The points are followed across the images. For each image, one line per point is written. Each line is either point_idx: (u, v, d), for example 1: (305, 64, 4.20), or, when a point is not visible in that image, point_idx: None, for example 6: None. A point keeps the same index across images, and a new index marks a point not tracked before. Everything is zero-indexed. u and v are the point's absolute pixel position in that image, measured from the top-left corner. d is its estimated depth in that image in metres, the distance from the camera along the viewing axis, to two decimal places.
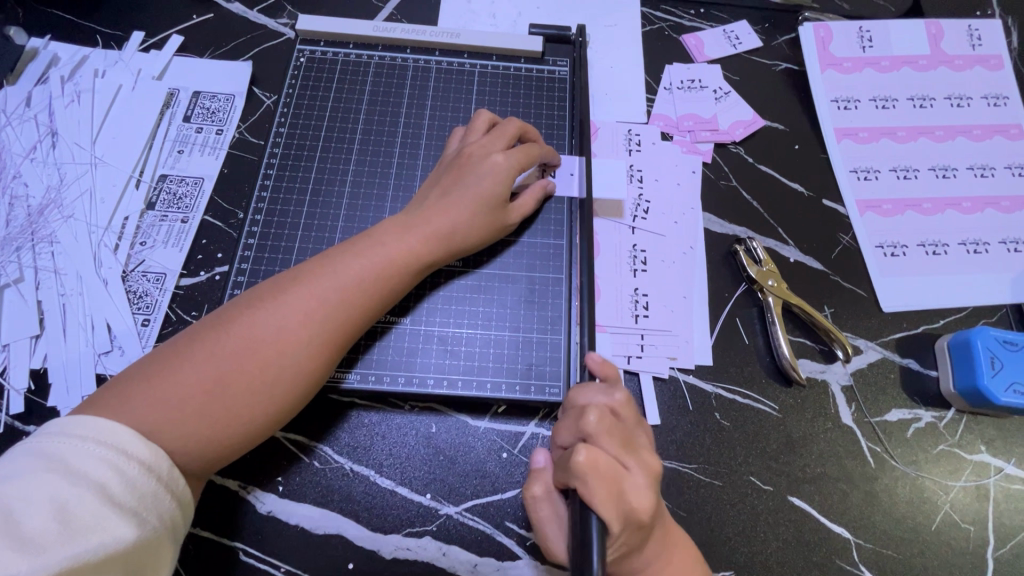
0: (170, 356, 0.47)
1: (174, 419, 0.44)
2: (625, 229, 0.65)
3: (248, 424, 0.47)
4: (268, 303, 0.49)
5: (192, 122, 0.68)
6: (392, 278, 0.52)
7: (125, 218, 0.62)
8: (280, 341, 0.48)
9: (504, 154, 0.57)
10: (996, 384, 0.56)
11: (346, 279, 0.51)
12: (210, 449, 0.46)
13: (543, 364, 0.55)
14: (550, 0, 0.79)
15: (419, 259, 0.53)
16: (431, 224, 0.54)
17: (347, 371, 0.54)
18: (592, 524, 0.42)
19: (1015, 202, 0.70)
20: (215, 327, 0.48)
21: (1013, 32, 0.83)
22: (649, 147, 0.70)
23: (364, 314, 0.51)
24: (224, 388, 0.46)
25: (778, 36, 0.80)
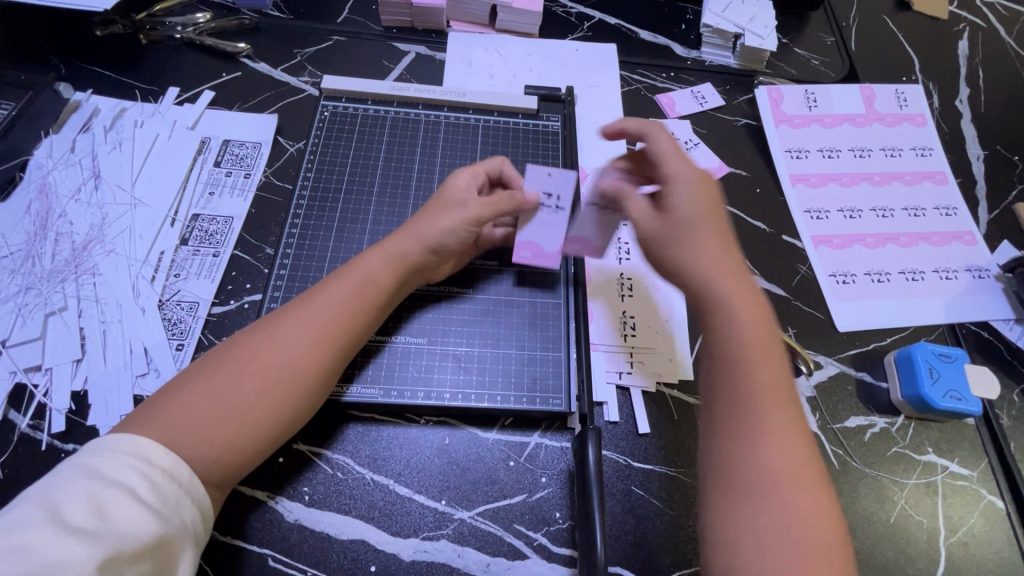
0: (182, 384, 0.52)
1: (190, 434, 0.49)
2: (613, 260, 0.73)
3: (259, 431, 0.52)
4: (268, 328, 0.55)
5: (223, 167, 0.75)
6: (380, 288, 0.59)
7: (161, 252, 0.68)
8: (282, 354, 0.54)
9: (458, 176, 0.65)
10: (935, 391, 0.65)
11: (338, 293, 0.57)
12: (228, 459, 0.50)
13: (546, 377, 0.62)
14: (541, 65, 0.91)
15: (400, 268, 0.60)
16: (409, 235, 0.61)
17: (347, 385, 0.60)
18: (589, 444, 0.56)
19: (943, 237, 0.82)
20: (222, 355, 0.54)
21: (934, 94, 0.98)
22: None
23: (356, 321, 0.57)
24: (233, 401, 0.51)
25: (738, 95, 0.93)
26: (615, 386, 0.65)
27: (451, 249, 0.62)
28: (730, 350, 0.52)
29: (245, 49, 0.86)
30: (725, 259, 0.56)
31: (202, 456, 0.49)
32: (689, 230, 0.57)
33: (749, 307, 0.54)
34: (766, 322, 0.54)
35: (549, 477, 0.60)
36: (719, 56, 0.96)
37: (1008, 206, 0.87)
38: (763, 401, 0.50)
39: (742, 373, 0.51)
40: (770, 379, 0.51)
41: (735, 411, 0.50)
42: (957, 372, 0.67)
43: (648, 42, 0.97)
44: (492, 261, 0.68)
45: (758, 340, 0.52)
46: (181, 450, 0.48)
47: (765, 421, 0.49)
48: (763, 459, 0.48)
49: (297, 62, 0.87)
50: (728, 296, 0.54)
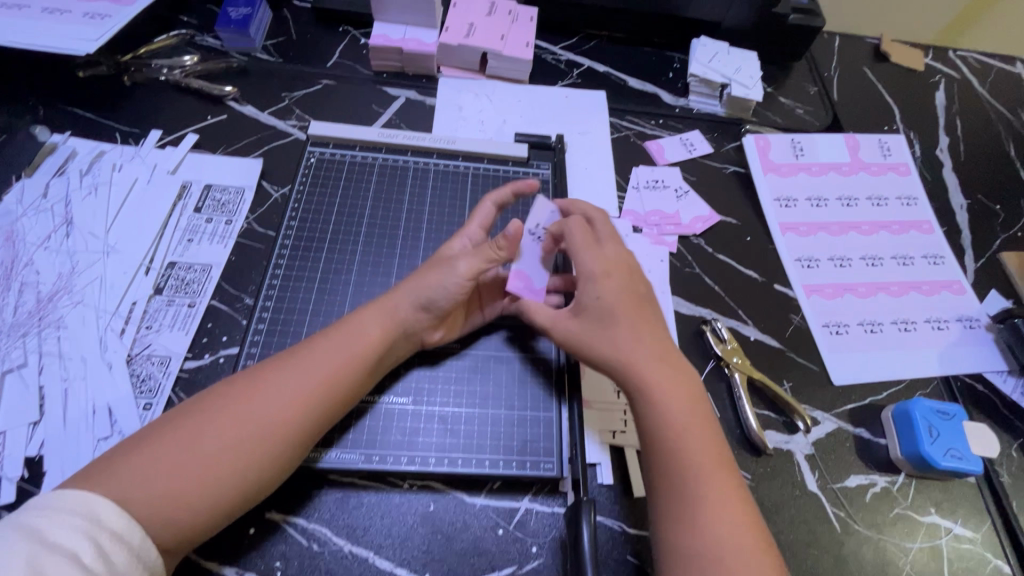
0: (150, 435, 0.49)
1: (156, 494, 0.46)
2: None
3: (224, 492, 0.48)
4: (250, 383, 0.53)
5: (203, 213, 0.73)
6: (370, 347, 0.56)
7: (133, 302, 0.65)
8: (263, 413, 0.51)
9: (461, 235, 0.63)
10: (935, 450, 0.64)
11: (332, 350, 0.55)
12: (192, 526, 0.47)
13: (537, 440, 0.59)
14: (531, 111, 0.91)
15: (395, 328, 0.58)
16: (409, 292, 0.59)
17: (324, 450, 0.56)
18: (584, 519, 0.52)
19: (933, 286, 0.82)
20: (196, 407, 0.51)
21: (916, 144, 1.00)
22: (623, 238, 0.79)
23: (345, 381, 0.55)
24: (199, 457, 0.48)
25: (726, 142, 0.93)
26: (609, 446, 0.62)
27: (442, 307, 0.59)
28: (660, 442, 0.52)
29: (232, 92, 0.85)
30: (650, 347, 0.56)
31: (167, 519, 0.45)
32: (614, 329, 0.57)
33: (677, 395, 0.54)
34: (696, 408, 0.54)
35: (539, 547, 0.56)
36: (706, 105, 0.98)
37: (993, 255, 0.88)
38: (693, 474, 0.50)
39: (674, 462, 0.51)
40: (706, 462, 0.51)
41: (669, 500, 0.50)
42: (957, 430, 0.65)
43: (636, 89, 0.99)
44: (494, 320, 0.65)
45: (689, 427, 0.53)
46: (143, 513, 0.45)
47: (702, 492, 0.50)
48: (700, 535, 0.48)
49: (285, 105, 0.86)
50: (656, 386, 0.54)
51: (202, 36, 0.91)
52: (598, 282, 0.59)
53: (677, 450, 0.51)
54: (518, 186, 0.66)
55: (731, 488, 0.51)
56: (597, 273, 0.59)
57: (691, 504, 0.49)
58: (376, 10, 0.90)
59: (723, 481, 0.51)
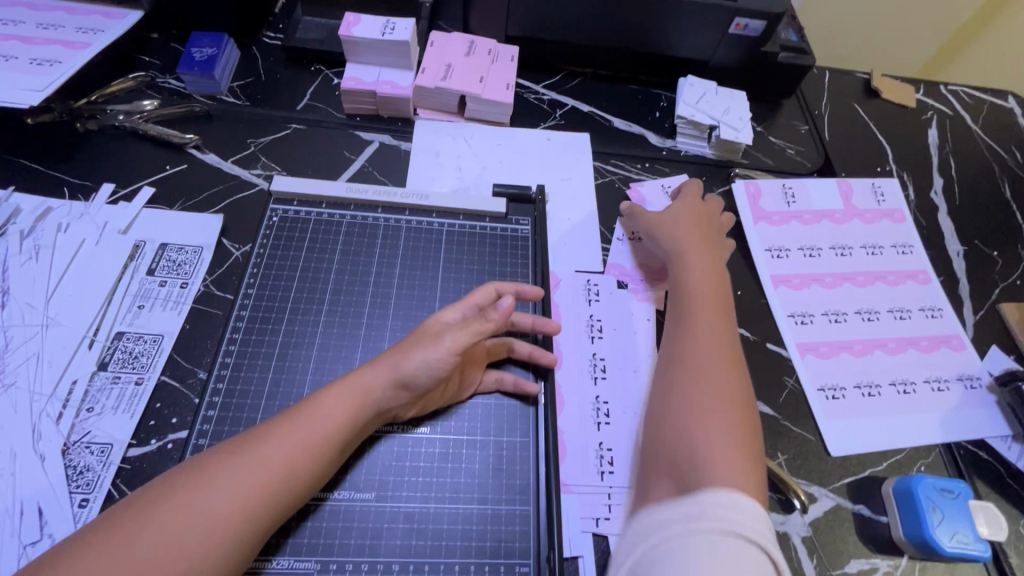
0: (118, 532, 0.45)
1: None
2: (587, 383, 0.66)
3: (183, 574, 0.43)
4: (202, 466, 0.48)
5: (156, 276, 0.67)
6: (335, 420, 0.52)
7: (73, 381, 0.59)
8: (217, 499, 0.46)
9: (451, 311, 0.59)
10: (940, 533, 0.60)
11: (314, 410, 0.52)
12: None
13: (512, 540, 0.53)
14: (511, 156, 0.87)
15: (363, 408, 0.53)
16: (387, 368, 0.54)
17: (273, 557, 0.50)
18: None
19: (931, 342, 0.79)
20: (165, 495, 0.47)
21: (909, 186, 0.97)
22: (607, 296, 0.74)
23: (307, 468, 0.50)
24: (164, 528, 0.44)
25: (714, 187, 0.90)
26: (591, 535, 0.58)
27: (421, 386, 0.55)
28: (683, 291, 0.67)
29: (193, 139, 0.80)
30: (693, 245, 0.72)
31: None
32: (669, 220, 0.75)
33: (706, 273, 0.68)
34: (720, 292, 0.67)
35: None
36: (694, 147, 0.94)
37: (992, 305, 0.85)
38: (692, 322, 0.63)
39: (690, 307, 0.64)
40: (711, 322, 0.63)
41: (678, 331, 0.63)
42: (962, 510, 0.62)
43: (621, 131, 0.95)
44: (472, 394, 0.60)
45: (707, 295, 0.66)
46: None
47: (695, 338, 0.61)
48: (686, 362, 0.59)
49: (250, 153, 0.81)
50: (688, 257, 0.70)
51: (164, 77, 0.86)
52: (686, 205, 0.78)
53: (695, 304, 0.65)
54: (521, 289, 0.64)
55: (730, 347, 0.60)
56: (686, 204, 0.78)
57: (693, 336, 0.61)
58: (349, 52, 0.86)
59: (724, 340, 0.61)
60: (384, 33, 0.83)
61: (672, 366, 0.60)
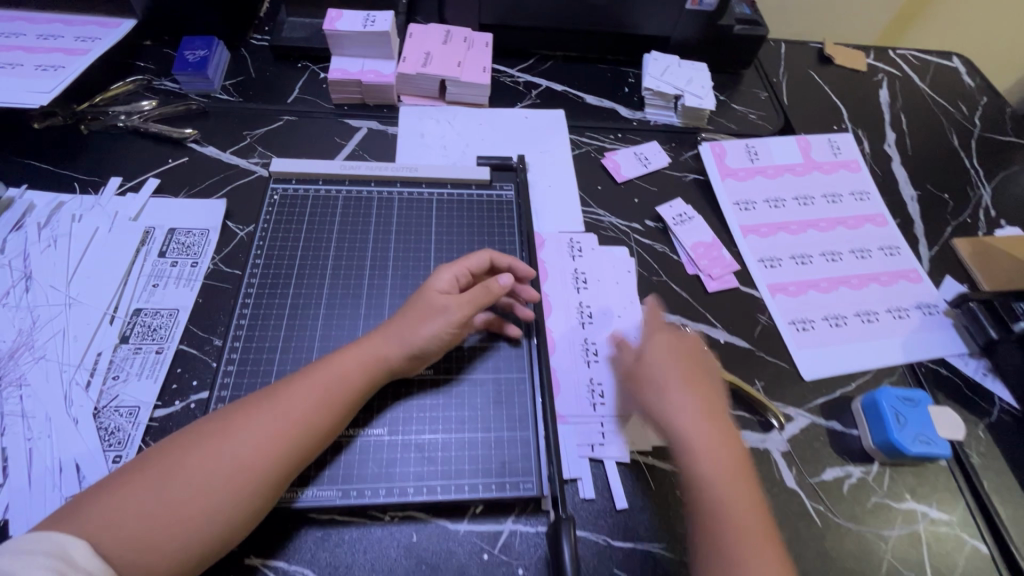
0: (151, 466, 0.48)
1: (128, 538, 0.44)
2: (576, 327, 0.72)
3: (195, 533, 0.46)
4: (223, 421, 0.52)
5: (168, 257, 0.72)
6: (346, 385, 0.56)
7: (98, 354, 0.64)
8: (238, 446, 0.50)
9: (445, 279, 0.64)
10: (904, 436, 0.65)
11: (317, 371, 0.56)
12: (170, 552, 0.45)
13: (515, 461, 0.59)
14: (492, 133, 0.93)
15: (373, 368, 0.58)
16: (393, 333, 0.60)
17: (300, 488, 0.55)
18: (563, 539, 0.52)
19: (891, 276, 0.85)
20: (188, 441, 0.50)
21: (864, 141, 1.05)
22: (590, 252, 0.80)
23: (315, 424, 0.53)
24: (182, 483, 0.47)
25: (683, 152, 0.96)
26: (587, 459, 0.63)
27: (431, 355, 0.61)
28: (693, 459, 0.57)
29: (192, 134, 0.85)
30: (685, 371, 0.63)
31: (139, 543, 0.44)
32: (654, 355, 0.65)
33: (716, 433, 0.59)
34: (736, 454, 0.58)
35: (525, 567, 0.56)
36: (662, 116, 1.01)
37: (946, 242, 0.92)
38: (711, 470, 0.56)
39: (699, 458, 0.57)
40: (728, 472, 0.56)
41: (706, 522, 0.54)
42: (923, 415, 0.67)
43: (594, 106, 1.01)
44: (471, 340, 0.66)
45: (713, 434, 0.58)
46: (121, 535, 0.44)
47: (714, 484, 0.55)
48: (715, 515, 0.54)
49: (246, 144, 0.86)
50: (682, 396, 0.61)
51: (160, 80, 0.91)
52: (664, 328, 0.68)
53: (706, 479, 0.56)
54: (515, 265, 0.68)
55: (753, 494, 0.55)
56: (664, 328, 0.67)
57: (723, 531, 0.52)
58: (334, 45, 0.92)
59: (741, 485, 0.56)
60: (366, 25, 0.89)
61: (710, 539, 0.53)
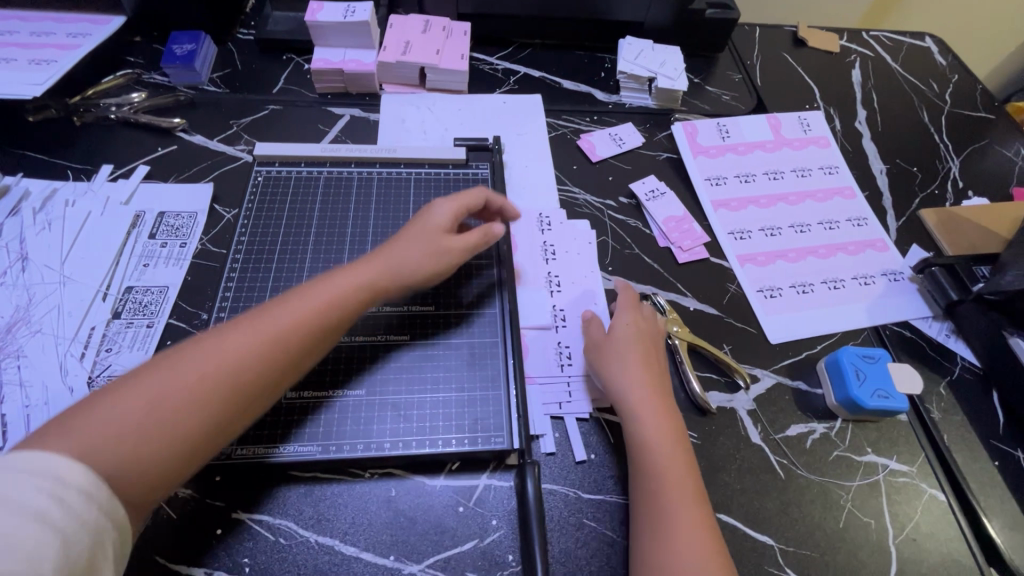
0: (148, 372, 0.49)
1: (131, 441, 0.45)
2: (545, 295, 0.75)
3: (197, 434, 0.49)
4: (224, 330, 0.53)
5: (158, 238, 0.76)
6: (344, 302, 0.59)
7: (91, 328, 0.67)
8: (238, 351, 0.52)
9: (447, 211, 0.68)
10: (864, 391, 0.68)
11: (308, 291, 0.58)
12: (171, 450, 0.47)
13: (487, 418, 0.62)
14: (471, 118, 0.96)
15: (375, 286, 0.62)
16: (390, 257, 0.64)
17: (282, 445, 0.59)
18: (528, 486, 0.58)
19: (858, 245, 0.88)
20: (186, 349, 0.51)
21: (835, 119, 1.08)
22: (558, 225, 0.83)
23: (314, 337, 0.56)
24: (184, 385, 0.49)
25: (658, 132, 0.99)
26: (555, 417, 0.66)
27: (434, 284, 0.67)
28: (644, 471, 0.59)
29: (180, 123, 0.88)
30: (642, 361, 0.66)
31: (140, 442, 0.46)
32: (616, 357, 0.66)
33: (667, 439, 0.61)
34: (689, 467, 0.59)
35: (499, 519, 0.59)
36: (637, 99, 1.04)
37: (913, 213, 0.95)
38: (655, 455, 0.59)
39: (645, 442, 0.60)
40: (671, 457, 0.59)
41: (653, 527, 0.55)
42: (883, 372, 0.70)
43: (571, 91, 1.04)
44: (445, 307, 0.69)
45: (659, 422, 0.62)
46: (121, 436, 0.45)
47: (656, 467, 0.59)
48: (654, 494, 0.57)
49: (233, 132, 0.90)
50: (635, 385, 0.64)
51: (149, 73, 0.95)
52: (634, 319, 0.70)
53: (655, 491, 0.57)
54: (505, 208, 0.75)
55: (692, 475, 0.59)
56: (629, 330, 0.68)
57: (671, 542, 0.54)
58: (316, 36, 0.95)
59: (683, 467, 0.59)
60: (347, 15, 0.92)
61: (648, 514, 0.56)
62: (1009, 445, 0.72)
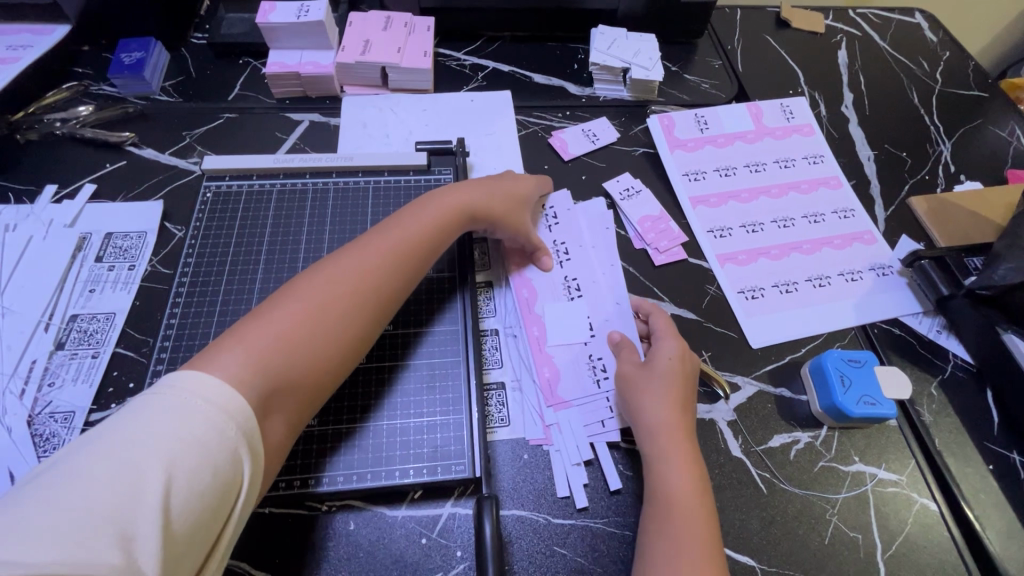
0: (282, 303, 0.53)
1: (284, 358, 0.50)
2: (557, 299, 0.71)
3: (333, 352, 0.53)
4: (336, 262, 0.58)
5: (104, 262, 0.72)
6: (432, 234, 0.65)
7: (33, 361, 0.64)
8: (356, 275, 0.57)
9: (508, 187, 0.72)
10: (848, 399, 0.65)
11: (391, 232, 0.63)
12: (314, 367, 0.52)
13: (447, 444, 0.60)
14: (436, 119, 0.92)
15: (448, 227, 0.66)
16: (452, 206, 0.67)
17: None
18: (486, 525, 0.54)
19: (845, 239, 0.84)
20: (308, 281, 0.56)
21: (820, 104, 1.03)
22: (565, 216, 0.79)
23: (411, 264, 0.62)
24: (318, 307, 0.54)
25: (633, 126, 0.95)
26: (522, 438, 0.63)
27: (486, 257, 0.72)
28: (658, 518, 0.54)
29: (130, 137, 0.84)
30: (677, 396, 0.60)
31: (291, 360, 0.50)
32: (647, 388, 0.61)
33: (690, 488, 0.55)
34: (708, 520, 0.54)
35: (464, 550, 0.56)
36: (611, 91, 0.99)
37: (903, 201, 0.90)
38: (673, 505, 0.54)
39: (662, 489, 0.56)
40: (691, 507, 0.54)
41: None
42: (869, 376, 0.66)
43: (542, 85, 1.00)
44: (403, 328, 0.66)
45: (683, 466, 0.57)
46: (276, 356, 0.49)
47: (669, 521, 0.53)
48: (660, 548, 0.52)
49: (186, 143, 0.86)
50: (664, 424, 0.59)
51: (97, 85, 0.90)
52: (677, 349, 0.64)
53: (666, 547, 0.52)
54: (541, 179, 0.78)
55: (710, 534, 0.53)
56: (670, 357, 0.63)
57: None
58: (269, 38, 0.90)
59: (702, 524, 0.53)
60: (300, 16, 0.87)
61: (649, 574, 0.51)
62: (1004, 446, 0.68)
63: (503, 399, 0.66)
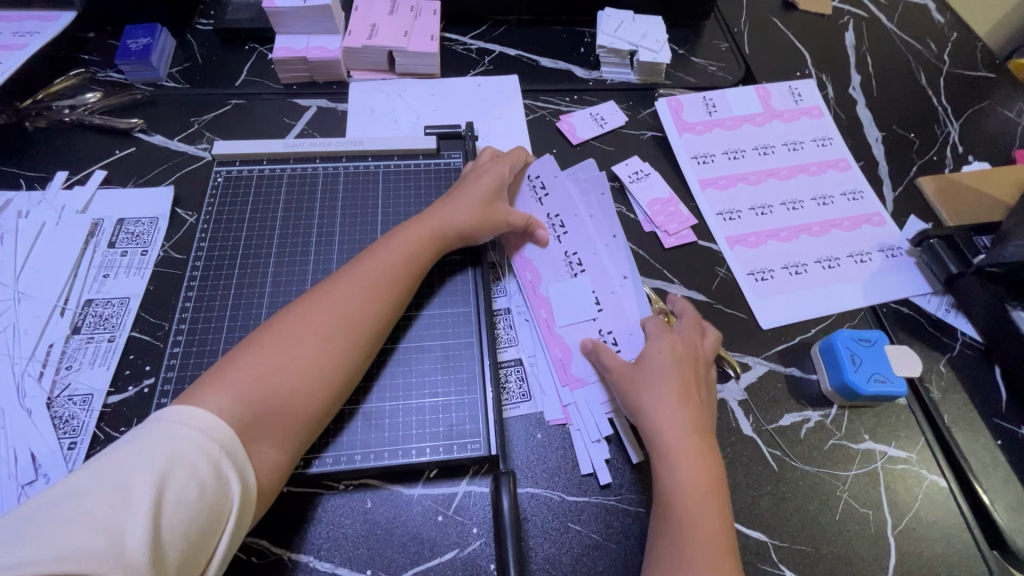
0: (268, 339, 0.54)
1: (269, 396, 0.51)
2: (560, 274, 0.71)
3: (319, 388, 0.54)
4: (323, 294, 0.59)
5: (117, 247, 0.72)
6: (411, 254, 0.64)
7: (50, 345, 0.65)
8: (341, 308, 0.58)
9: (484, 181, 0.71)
10: (859, 377, 0.65)
11: (375, 258, 0.63)
12: (300, 403, 0.53)
13: (462, 424, 0.60)
14: (444, 103, 0.92)
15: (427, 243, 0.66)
16: (428, 226, 0.67)
17: None
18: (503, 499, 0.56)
19: (854, 220, 0.84)
20: (295, 316, 0.57)
21: (828, 86, 1.02)
22: (553, 184, 0.77)
23: (394, 289, 0.62)
24: (302, 342, 0.54)
25: (641, 110, 0.94)
26: (537, 415, 0.64)
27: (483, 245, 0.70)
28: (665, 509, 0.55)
29: (138, 123, 0.84)
30: (675, 392, 0.60)
31: (276, 398, 0.51)
32: (644, 387, 0.60)
33: (698, 479, 0.55)
34: (718, 510, 0.54)
35: (479, 527, 0.57)
36: (618, 74, 0.99)
37: (911, 182, 0.90)
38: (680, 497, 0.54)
39: (667, 483, 0.55)
40: (698, 498, 0.54)
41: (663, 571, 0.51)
42: (879, 355, 0.67)
43: (549, 69, 0.99)
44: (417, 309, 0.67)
45: (688, 457, 0.56)
46: (260, 395, 0.50)
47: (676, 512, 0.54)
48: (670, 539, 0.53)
49: (194, 130, 0.86)
50: (667, 418, 0.58)
51: (104, 71, 0.90)
52: (672, 345, 0.64)
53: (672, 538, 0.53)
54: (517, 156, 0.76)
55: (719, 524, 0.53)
56: (663, 356, 0.63)
57: None
58: (275, 23, 0.90)
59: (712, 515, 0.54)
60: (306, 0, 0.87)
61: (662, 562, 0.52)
62: (1013, 423, 0.69)
63: (522, 374, 0.67)
